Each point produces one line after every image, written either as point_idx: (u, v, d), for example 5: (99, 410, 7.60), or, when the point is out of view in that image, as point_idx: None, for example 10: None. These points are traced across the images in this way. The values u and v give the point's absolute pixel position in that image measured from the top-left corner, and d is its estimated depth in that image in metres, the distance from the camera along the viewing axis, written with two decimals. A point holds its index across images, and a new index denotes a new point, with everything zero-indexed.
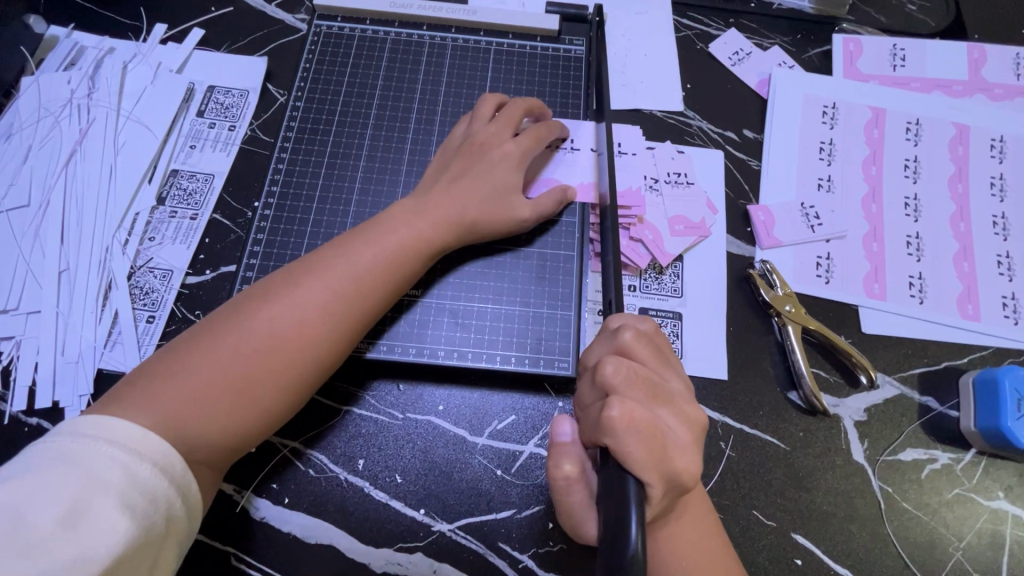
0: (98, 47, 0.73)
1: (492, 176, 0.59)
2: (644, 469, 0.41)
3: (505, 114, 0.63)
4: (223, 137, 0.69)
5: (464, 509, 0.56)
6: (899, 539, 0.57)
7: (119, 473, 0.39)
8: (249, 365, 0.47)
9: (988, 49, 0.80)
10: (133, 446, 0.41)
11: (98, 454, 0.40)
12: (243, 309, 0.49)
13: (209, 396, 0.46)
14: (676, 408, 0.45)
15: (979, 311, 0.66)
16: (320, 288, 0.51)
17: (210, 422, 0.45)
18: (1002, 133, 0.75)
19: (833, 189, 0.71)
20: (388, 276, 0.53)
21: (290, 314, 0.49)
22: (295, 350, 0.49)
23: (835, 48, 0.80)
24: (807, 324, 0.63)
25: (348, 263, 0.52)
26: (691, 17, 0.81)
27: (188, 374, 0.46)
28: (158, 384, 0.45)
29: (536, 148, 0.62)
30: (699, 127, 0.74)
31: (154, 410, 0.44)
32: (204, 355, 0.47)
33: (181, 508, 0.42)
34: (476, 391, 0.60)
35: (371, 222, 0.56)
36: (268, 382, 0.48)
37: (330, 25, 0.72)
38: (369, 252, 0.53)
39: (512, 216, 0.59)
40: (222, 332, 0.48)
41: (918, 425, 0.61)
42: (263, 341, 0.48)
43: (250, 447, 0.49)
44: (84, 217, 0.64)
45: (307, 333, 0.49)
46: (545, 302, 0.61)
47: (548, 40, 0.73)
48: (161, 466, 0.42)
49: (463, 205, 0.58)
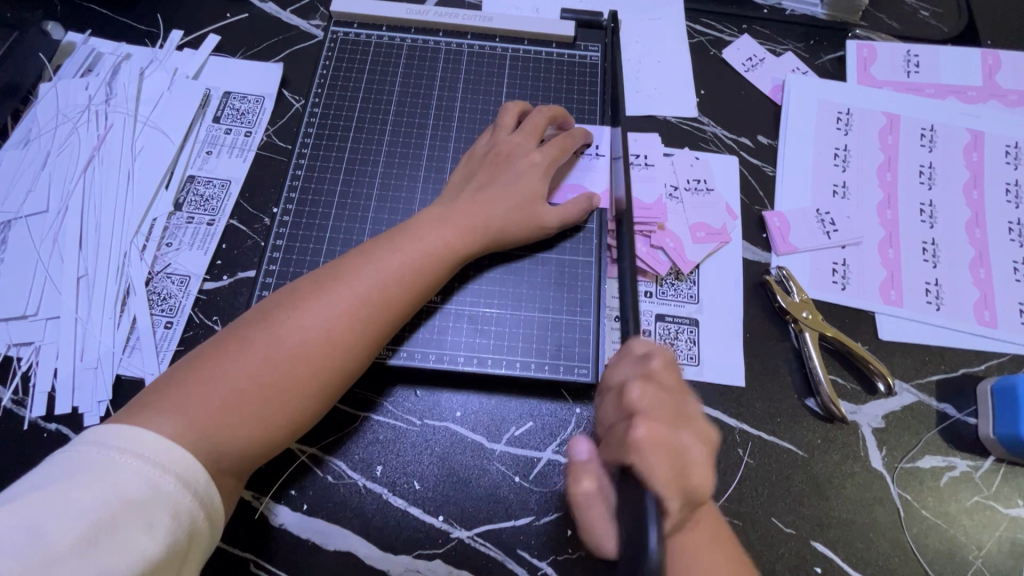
0: (115, 54, 0.73)
1: (515, 186, 0.60)
2: (666, 487, 0.40)
3: (528, 125, 0.63)
4: (239, 143, 0.69)
5: (482, 515, 0.55)
6: (918, 546, 0.57)
7: (142, 486, 0.39)
8: (277, 372, 0.47)
9: (1001, 55, 0.80)
10: (158, 458, 0.41)
11: (122, 466, 0.40)
12: (270, 316, 0.50)
13: (235, 404, 0.46)
14: (696, 430, 0.45)
15: (996, 318, 0.66)
16: (347, 294, 0.51)
17: (235, 431, 0.45)
18: (1016, 139, 0.75)
19: (848, 196, 0.71)
20: (413, 284, 0.53)
21: (316, 321, 0.49)
22: (321, 358, 0.49)
23: (848, 54, 0.80)
24: (824, 331, 0.63)
25: (374, 270, 0.52)
26: (704, 23, 0.81)
27: (215, 381, 0.46)
28: (184, 392, 0.45)
29: (562, 158, 0.63)
30: (713, 133, 0.74)
31: (181, 417, 0.44)
32: (232, 363, 0.47)
33: (204, 521, 0.42)
34: (494, 397, 0.60)
35: (395, 230, 0.56)
36: (293, 390, 0.48)
37: (346, 32, 0.73)
38: (394, 259, 0.53)
39: (535, 225, 0.59)
40: (250, 339, 0.48)
41: (936, 431, 0.61)
42: (291, 349, 0.48)
43: (273, 455, 0.49)
44: (102, 223, 0.64)
45: (333, 341, 0.49)
46: (564, 309, 0.61)
47: (563, 46, 0.74)
48: (185, 479, 0.42)
49: (489, 215, 0.58)
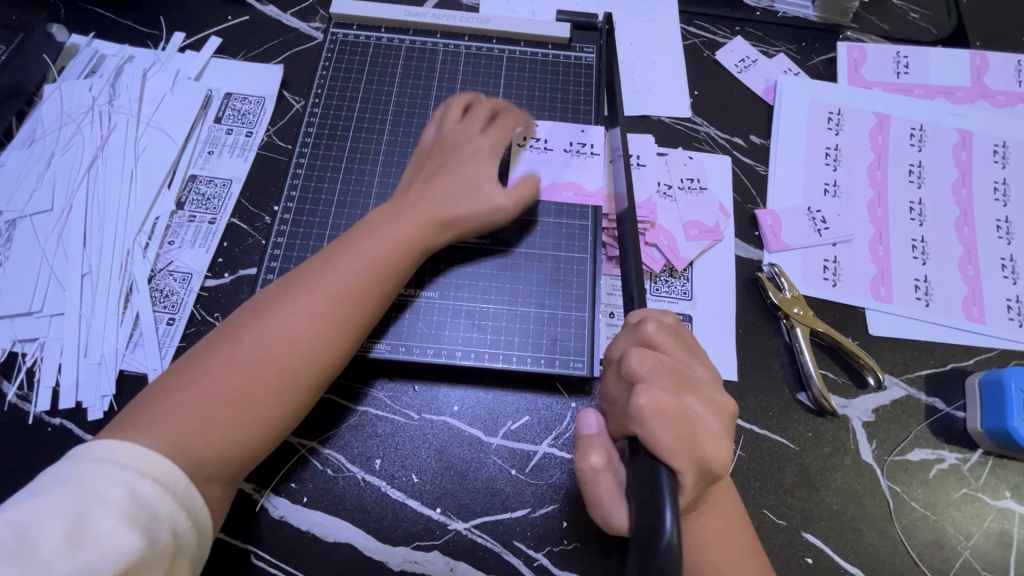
0: (118, 56, 0.74)
1: (465, 173, 0.60)
2: (673, 457, 0.41)
3: (471, 115, 0.65)
4: (241, 144, 0.70)
5: (479, 507, 0.56)
6: (907, 537, 0.58)
7: (120, 492, 0.40)
8: (249, 377, 0.48)
9: (990, 56, 0.82)
10: (137, 465, 0.42)
11: (100, 474, 0.41)
12: (238, 328, 0.50)
13: (212, 414, 0.47)
14: (710, 400, 0.46)
15: (984, 314, 0.67)
16: (312, 296, 0.52)
17: (214, 440, 0.46)
18: (1004, 139, 0.76)
19: (839, 194, 0.73)
20: (377, 284, 0.54)
21: (284, 328, 0.50)
22: (291, 362, 0.50)
23: (839, 55, 0.82)
24: (815, 326, 0.64)
25: (337, 272, 0.53)
26: (698, 25, 0.83)
27: (190, 392, 0.47)
28: (160, 405, 0.47)
29: (505, 139, 0.65)
30: (706, 133, 0.76)
31: (158, 432, 0.45)
32: (203, 373, 0.48)
33: (186, 522, 0.43)
34: (490, 392, 0.61)
35: (356, 231, 0.57)
36: (269, 396, 0.49)
37: (346, 34, 0.74)
38: (356, 261, 0.54)
39: (487, 205, 0.60)
40: (220, 349, 0.49)
41: (926, 425, 0.62)
42: (261, 354, 0.49)
43: (257, 460, 0.50)
44: (105, 221, 0.65)
45: (302, 341, 0.50)
46: (559, 304, 0.62)
47: (559, 47, 0.75)
48: (163, 483, 0.42)
49: (438, 202, 0.58)
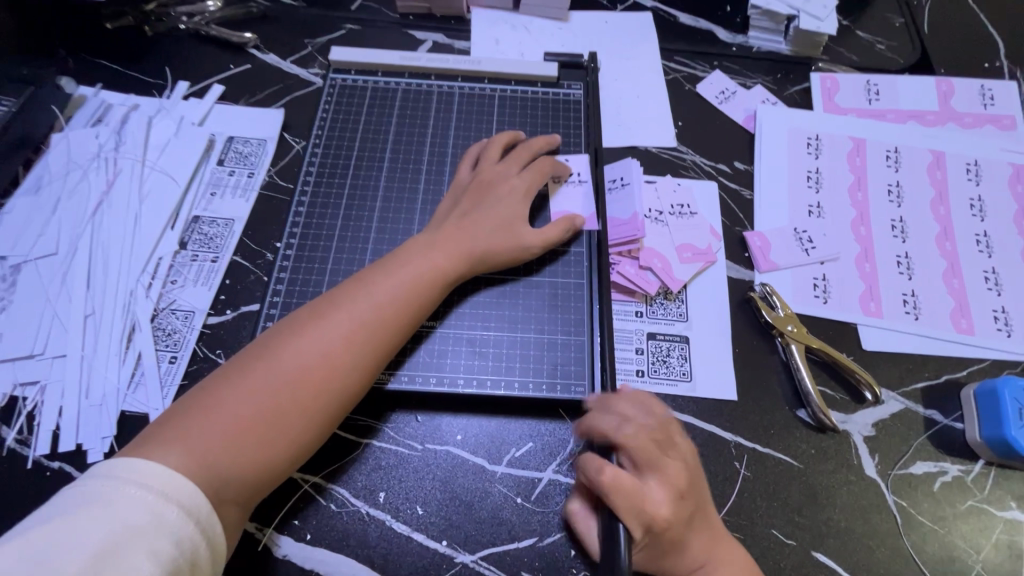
0: (124, 105, 0.77)
1: (493, 209, 0.63)
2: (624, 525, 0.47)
3: (512, 156, 0.68)
4: (243, 184, 0.73)
5: (486, 538, 0.56)
6: (917, 553, 0.58)
7: (147, 516, 0.40)
8: (279, 398, 0.49)
9: (954, 82, 0.86)
10: (162, 489, 0.42)
11: (127, 496, 0.41)
12: (272, 343, 0.51)
13: (240, 432, 0.47)
14: (671, 484, 0.50)
15: (972, 325, 0.69)
16: (344, 320, 0.53)
17: (240, 458, 0.46)
18: (975, 158, 0.80)
19: (824, 215, 0.75)
20: (407, 306, 0.56)
21: (316, 347, 0.51)
22: (320, 382, 0.50)
23: (813, 85, 0.86)
24: (810, 343, 0.65)
25: (370, 296, 0.55)
26: (677, 61, 0.88)
27: (218, 410, 0.47)
28: (187, 422, 0.46)
29: (541, 181, 0.67)
30: (692, 161, 0.79)
31: (188, 446, 0.45)
32: (233, 391, 0.48)
33: (204, 554, 0.42)
34: (493, 419, 0.61)
35: (390, 257, 0.59)
36: (295, 415, 0.49)
37: (344, 78, 0.77)
38: (388, 284, 0.56)
39: (520, 244, 0.62)
40: (250, 369, 0.50)
41: (926, 437, 0.63)
42: (291, 375, 0.50)
43: (276, 482, 0.50)
44: (109, 263, 0.66)
45: (333, 365, 0.51)
46: (558, 329, 0.63)
47: (548, 85, 0.79)
48: (188, 509, 0.42)
49: (473, 236, 0.61)
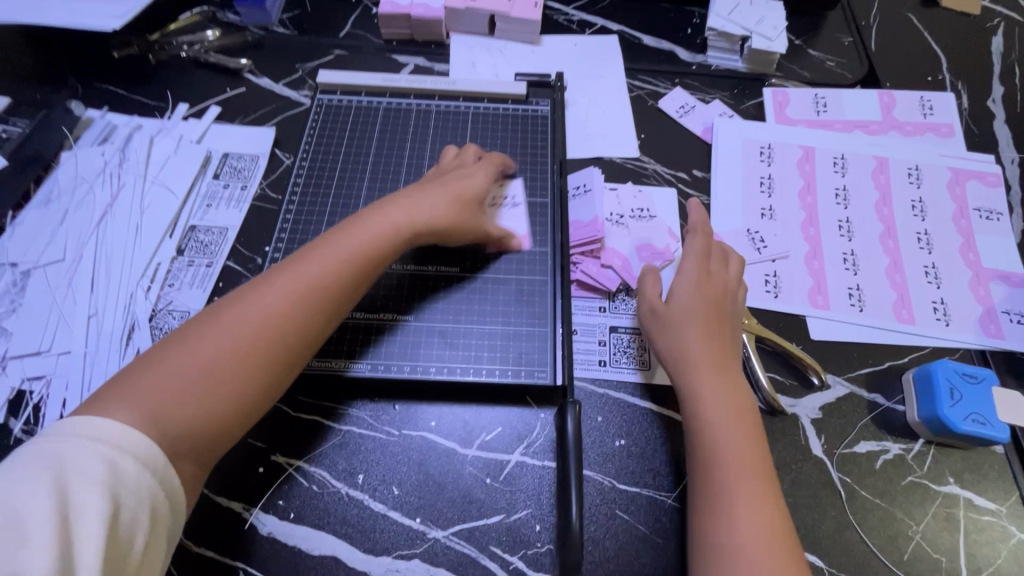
0: (128, 126, 0.84)
1: (446, 187, 0.67)
2: (694, 258, 0.68)
3: (466, 152, 0.75)
4: (236, 196, 0.79)
5: (457, 515, 0.60)
6: (861, 525, 0.62)
7: (101, 467, 0.43)
8: (226, 349, 0.52)
9: (896, 94, 0.93)
10: (116, 441, 0.44)
11: (81, 450, 0.43)
12: (221, 308, 0.55)
13: (188, 382, 0.50)
14: (731, 275, 0.69)
15: (913, 315, 0.74)
16: (289, 276, 0.56)
17: (188, 412, 0.49)
18: (916, 163, 0.86)
19: (775, 217, 0.81)
20: (351, 269, 0.59)
21: (261, 303, 0.54)
22: (267, 330, 0.54)
23: (766, 99, 0.93)
24: (760, 333, 0.71)
25: (317, 254, 0.58)
26: (641, 80, 0.95)
27: (169, 364, 0.50)
28: (138, 378, 0.49)
29: (496, 170, 0.73)
30: (653, 169, 0.85)
31: (136, 402, 0.47)
32: (183, 348, 0.51)
33: (163, 502, 0.45)
34: (465, 406, 0.66)
35: (336, 227, 0.62)
36: (242, 364, 0.52)
37: (331, 99, 0.84)
38: (335, 242, 0.60)
39: (477, 225, 0.69)
40: (200, 328, 0.53)
41: (869, 419, 0.67)
42: (238, 328, 0.53)
43: (231, 433, 0.52)
44: (112, 268, 0.72)
45: (278, 315, 0.54)
46: (525, 322, 0.68)
47: (518, 102, 0.85)
48: (143, 459, 0.45)
49: (422, 204, 0.65)
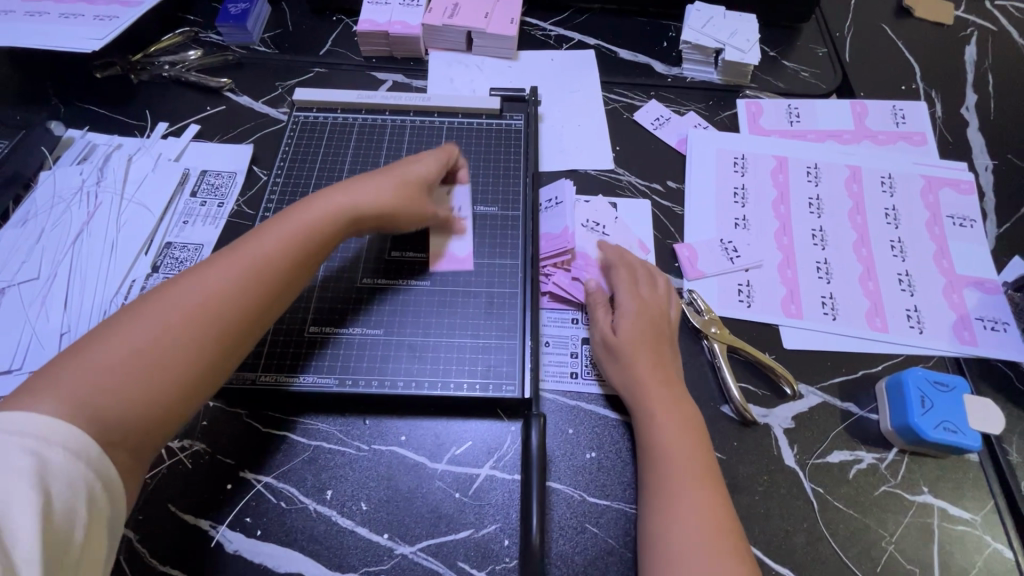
0: (107, 145, 0.85)
1: (388, 175, 0.67)
2: (629, 288, 0.69)
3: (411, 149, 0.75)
4: (213, 213, 0.79)
5: (425, 531, 0.60)
6: (835, 537, 0.61)
7: (28, 460, 0.41)
8: (156, 335, 0.51)
9: (868, 104, 0.94)
10: (42, 434, 0.43)
11: (4, 446, 0.41)
12: (151, 297, 0.53)
13: (117, 370, 0.48)
14: (662, 297, 0.70)
15: (887, 323, 0.74)
16: (224, 262, 0.56)
17: (118, 400, 0.47)
18: (889, 171, 0.87)
19: (748, 227, 0.81)
20: (288, 254, 0.59)
21: (194, 288, 0.54)
22: (198, 315, 0.53)
23: (740, 110, 0.94)
24: (732, 343, 0.70)
25: (251, 241, 0.59)
26: (617, 93, 0.96)
27: (95, 354, 0.49)
28: (61, 371, 0.47)
29: (446, 162, 0.72)
30: (628, 181, 0.86)
31: (60, 391, 0.46)
32: (110, 337, 0.50)
33: (102, 490, 0.45)
34: (435, 420, 0.66)
35: (274, 216, 0.62)
36: (174, 349, 0.51)
37: (307, 116, 0.85)
38: (270, 229, 0.60)
39: (419, 215, 0.69)
40: (128, 317, 0.52)
41: (843, 428, 0.67)
42: (170, 313, 0.52)
43: (169, 421, 0.51)
44: (86, 286, 0.72)
45: (211, 300, 0.54)
46: (495, 335, 0.68)
47: (492, 117, 0.87)
48: (74, 450, 0.44)
49: (357, 189, 0.65)
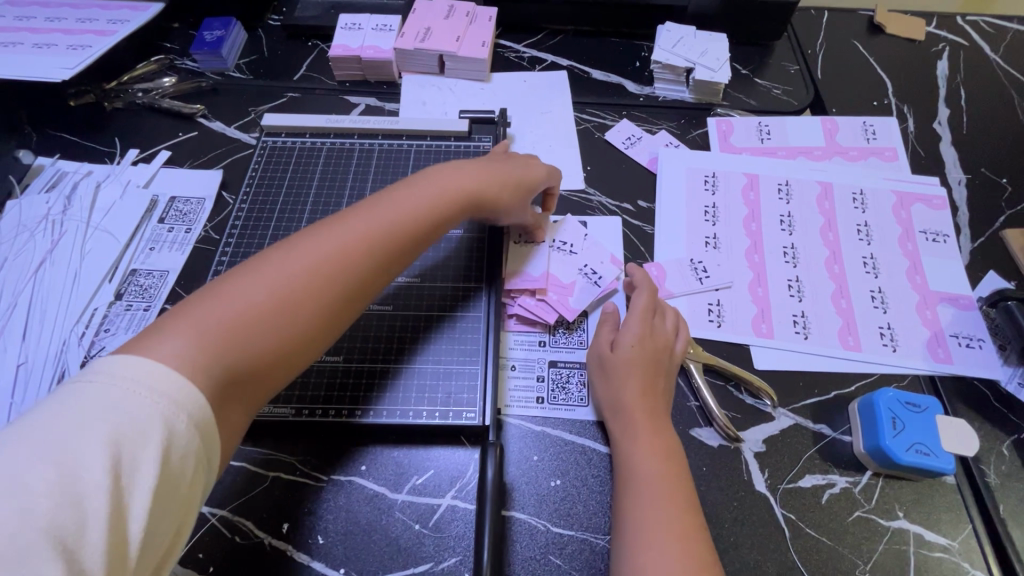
0: (77, 172, 0.85)
1: (504, 174, 0.71)
2: (632, 313, 0.68)
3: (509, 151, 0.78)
4: (180, 238, 0.79)
5: (383, 565, 0.58)
6: (806, 566, 0.59)
7: (158, 425, 0.39)
8: (288, 286, 0.52)
9: (838, 121, 0.94)
10: (174, 394, 0.41)
11: (135, 401, 0.39)
12: (284, 247, 0.55)
13: (250, 315, 0.49)
14: (665, 326, 0.68)
15: (860, 341, 0.73)
16: (359, 226, 0.58)
17: (247, 347, 0.48)
18: (861, 187, 0.86)
19: (718, 246, 0.81)
20: (409, 234, 0.61)
21: (330, 246, 0.55)
22: (332, 275, 0.54)
23: (710, 129, 0.94)
24: (712, 363, 0.69)
25: (389, 210, 0.61)
26: (588, 113, 0.96)
27: (232, 295, 0.50)
28: (198, 307, 0.48)
29: (549, 176, 0.76)
30: (598, 202, 0.85)
31: (187, 335, 0.45)
32: (246, 281, 0.51)
33: (207, 464, 0.43)
34: (396, 449, 0.64)
35: (402, 185, 0.65)
36: (304, 304, 0.52)
37: (276, 141, 0.85)
38: (404, 201, 0.62)
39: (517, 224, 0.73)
40: (264, 265, 0.53)
41: (815, 451, 0.65)
42: (304, 267, 0.53)
43: (280, 374, 0.52)
44: (47, 315, 0.71)
45: (343, 262, 0.55)
46: (457, 359, 0.67)
47: (460, 139, 0.87)
48: (196, 419, 0.42)
49: (482, 181, 0.69)
